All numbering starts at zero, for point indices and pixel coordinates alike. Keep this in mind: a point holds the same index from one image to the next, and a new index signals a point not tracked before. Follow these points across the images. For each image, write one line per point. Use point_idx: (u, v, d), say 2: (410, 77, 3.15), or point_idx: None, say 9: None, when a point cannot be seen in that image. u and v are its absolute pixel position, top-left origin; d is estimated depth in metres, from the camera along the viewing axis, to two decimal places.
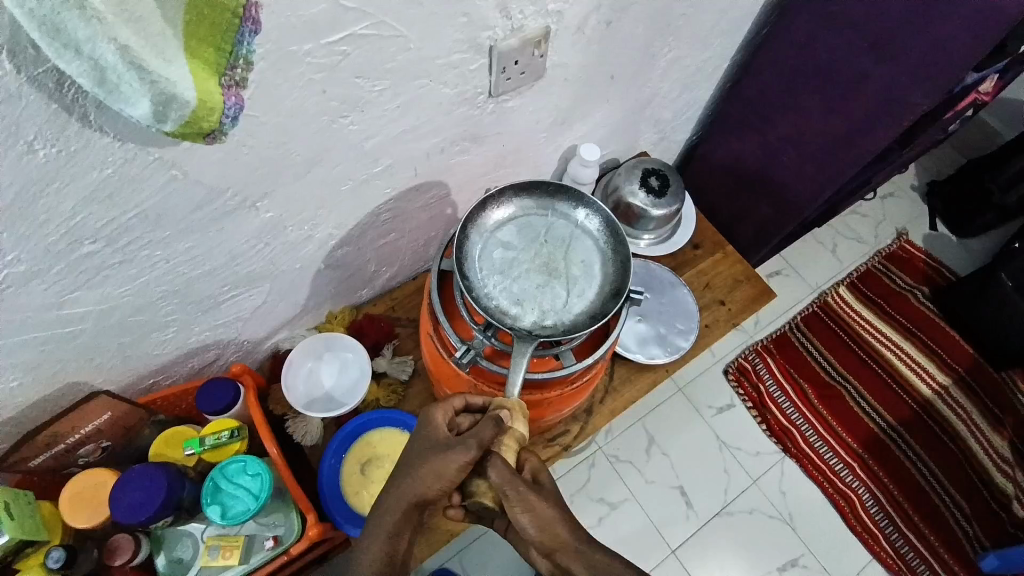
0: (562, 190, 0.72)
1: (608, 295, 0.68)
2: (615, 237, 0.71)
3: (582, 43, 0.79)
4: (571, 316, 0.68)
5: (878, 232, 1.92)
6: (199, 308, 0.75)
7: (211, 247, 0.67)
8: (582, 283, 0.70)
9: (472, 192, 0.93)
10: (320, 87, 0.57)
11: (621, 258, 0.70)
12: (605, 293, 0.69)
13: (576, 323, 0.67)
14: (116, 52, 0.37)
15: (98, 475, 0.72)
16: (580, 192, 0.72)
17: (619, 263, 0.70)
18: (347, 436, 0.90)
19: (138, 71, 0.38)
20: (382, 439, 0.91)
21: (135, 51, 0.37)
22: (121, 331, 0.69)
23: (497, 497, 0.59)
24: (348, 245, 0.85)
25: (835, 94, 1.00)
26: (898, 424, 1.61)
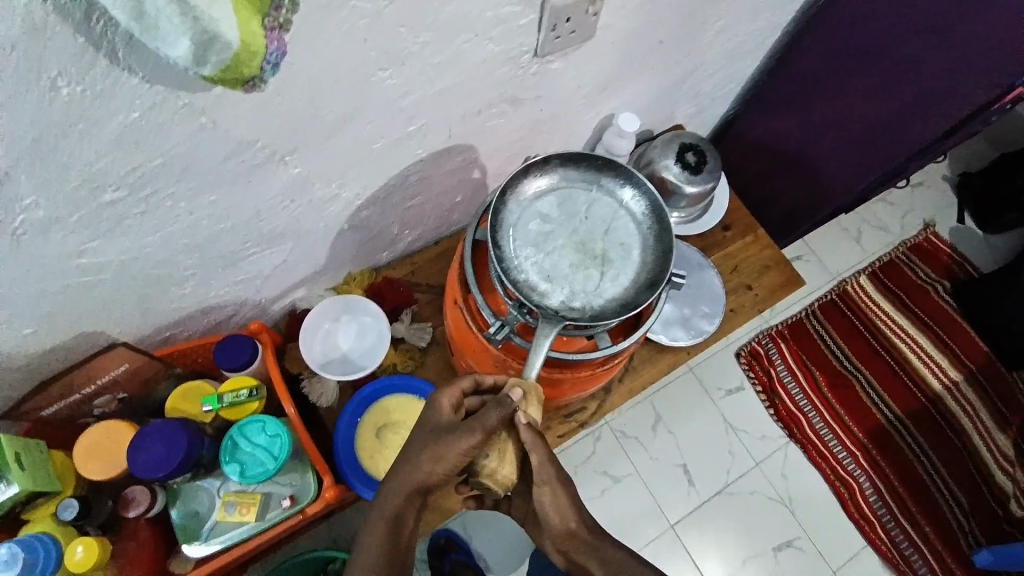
0: (611, 165, 0.67)
1: (642, 285, 0.64)
2: (660, 224, 0.66)
3: (636, 4, 0.73)
4: (600, 302, 0.64)
5: (904, 222, 1.87)
6: (219, 263, 0.72)
7: (236, 201, 0.64)
8: (618, 269, 0.66)
9: (502, 157, 0.89)
10: (361, 36, 0.53)
11: (662, 248, 0.66)
12: (639, 283, 0.65)
13: (604, 309, 0.64)
14: None
15: (114, 427, 0.71)
16: (630, 171, 0.67)
17: (660, 253, 0.66)
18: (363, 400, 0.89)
19: (180, 5, 0.34)
20: (398, 405, 0.90)
21: None
22: (140, 283, 0.67)
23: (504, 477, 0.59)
24: (373, 206, 0.81)
25: (890, 78, 0.94)
26: (905, 416, 1.61)
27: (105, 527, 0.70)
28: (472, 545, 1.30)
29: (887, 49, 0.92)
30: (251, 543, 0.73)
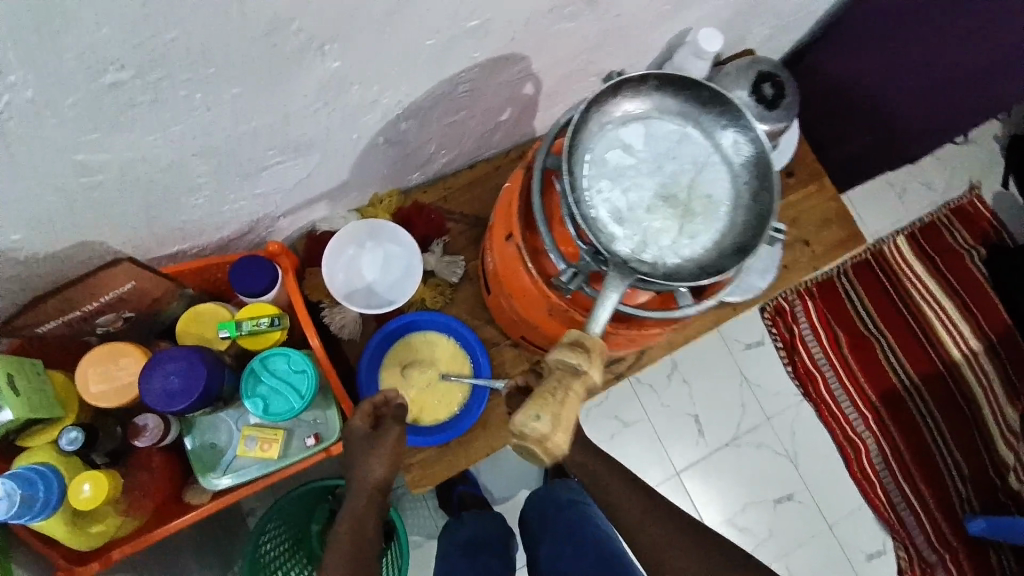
0: (718, 97, 0.54)
1: (727, 249, 0.53)
2: (762, 180, 0.53)
3: None
4: (676, 259, 0.53)
5: (950, 182, 1.76)
6: (238, 172, 0.62)
7: (263, 98, 0.52)
8: (702, 224, 0.54)
9: (562, 71, 0.76)
10: None
11: (761, 208, 0.53)
12: (725, 245, 0.54)
13: (679, 269, 0.53)
14: None
15: (118, 348, 0.63)
16: (739, 106, 0.53)
17: (756, 214, 0.53)
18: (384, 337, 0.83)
19: None
20: (424, 343, 0.84)
21: None
22: (148, 189, 0.57)
23: (557, 447, 0.39)
24: (414, 118, 0.70)
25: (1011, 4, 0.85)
26: (920, 382, 1.58)
27: (113, 455, 0.65)
28: (481, 478, 1.29)
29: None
30: (270, 479, 0.69)
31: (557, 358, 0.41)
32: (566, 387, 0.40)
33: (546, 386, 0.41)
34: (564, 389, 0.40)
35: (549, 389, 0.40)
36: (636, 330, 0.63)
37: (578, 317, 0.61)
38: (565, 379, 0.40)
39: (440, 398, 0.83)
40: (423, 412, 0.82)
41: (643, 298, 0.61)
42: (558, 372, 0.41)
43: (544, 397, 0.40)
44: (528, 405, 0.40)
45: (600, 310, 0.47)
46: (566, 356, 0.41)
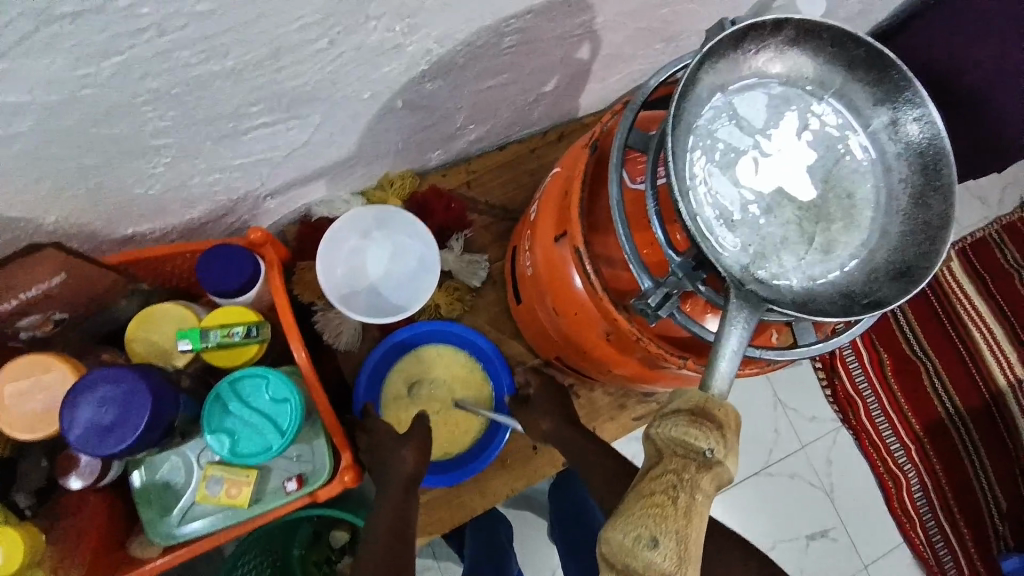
0: (875, 59, 0.39)
1: (879, 270, 0.38)
2: (929, 176, 0.39)
3: None
4: (807, 279, 0.38)
5: (1004, 196, 1.61)
6: (212, 132, 0.46)
7: (245, 22, 0.37)
8: (842, 232, 0.39)
9: (628, 32, 0.61)
10: None
11: (926, 215, 0.39)
12: (873, 264, 0.39)
13: (812, 294, 0.38)
14: None
15: (43, 360, 0.48)
16: (906, 72, 0.38)
17: (920, 224, 0.39)
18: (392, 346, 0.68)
19: None
20: (441, 359, 0.70)
21: None
22: (83, 145, 0.41)
23: None
24: (443, 78, 0.54)
25: None
26: (967, 412, 1.43)
27: (43, 495, 0.50)
28: None
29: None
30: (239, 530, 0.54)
31: (674, 440, 0.28)
32: (688, 492, 0.27)
33: (657, 492, 0.27)
34: (687, 494, 0.27)
35: (664, 493, 0.27)
36: None
37: (652, 345, 0.46)
38: (688, 477, 0.27)
39: (450, 429, 0.69)
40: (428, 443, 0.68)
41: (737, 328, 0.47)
42: (673, 464, 0.28)
43: (659, 511, 0.27)
44: (633, 520, 0.27)
45: (717, 367, 0.32)
46: (684, 438, 0.28)
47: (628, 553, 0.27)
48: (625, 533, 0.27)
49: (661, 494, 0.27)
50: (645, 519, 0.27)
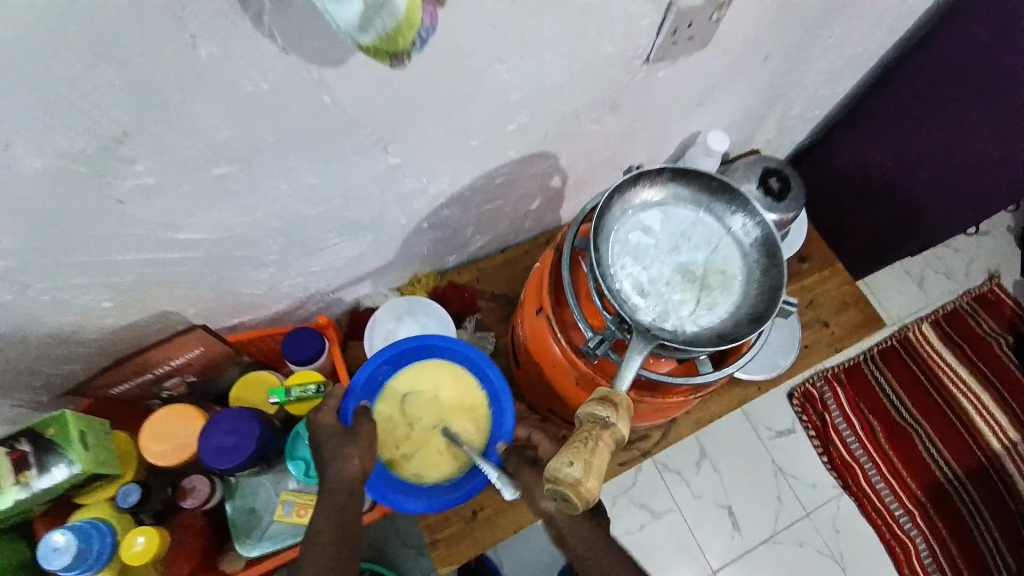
0: (726, 188, 0.60)
1: (743, 319, 0.57)
2: (771, 257, 0.59)
3: (756, 14, 0.69)
4: (695, 328, 0.57)
5: (969, 270, 1.77)
6: (302, 250, 0.70)
7: (333, 185, 0.61)
8: (717, 296, 0.59)
9: (586, 166, 0.86)
10: (490, 24, 0.50)
11: (772, 281, 0.58)
12: (739, 316, 0.58)
13: (698, 337, 0.57)
14: None
15: (177, 411, 0.68)
16: (745, 194, 0.60)
17: (768, 287, 0.58)
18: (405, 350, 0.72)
19: None
20: (448, 377, 0.72)
21: None
22: (225, 263, 0.65)
23: (585, 495, 0.42)
24: (455, 205, 0.79)
25: (1000, 108, 0.90)
26: (963, 475, 1.51)
27: (160, 515, 0.67)
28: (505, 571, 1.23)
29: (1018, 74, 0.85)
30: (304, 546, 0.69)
31: (597, 407, 0.46)
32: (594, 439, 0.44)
33: (576, 438, 0.44)
34: (599, 441, 0.45)
35: (588, 435, 0.45)
36: (662, 398, 0.65)
37: (604, 382, 0.64)
38: (599, 431, 0.45)
39: (428, 453, 0.69)
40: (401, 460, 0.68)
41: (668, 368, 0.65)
42: (588, 424, 0.45)
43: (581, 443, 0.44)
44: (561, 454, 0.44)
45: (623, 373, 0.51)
46: (596, 410, 0.46)
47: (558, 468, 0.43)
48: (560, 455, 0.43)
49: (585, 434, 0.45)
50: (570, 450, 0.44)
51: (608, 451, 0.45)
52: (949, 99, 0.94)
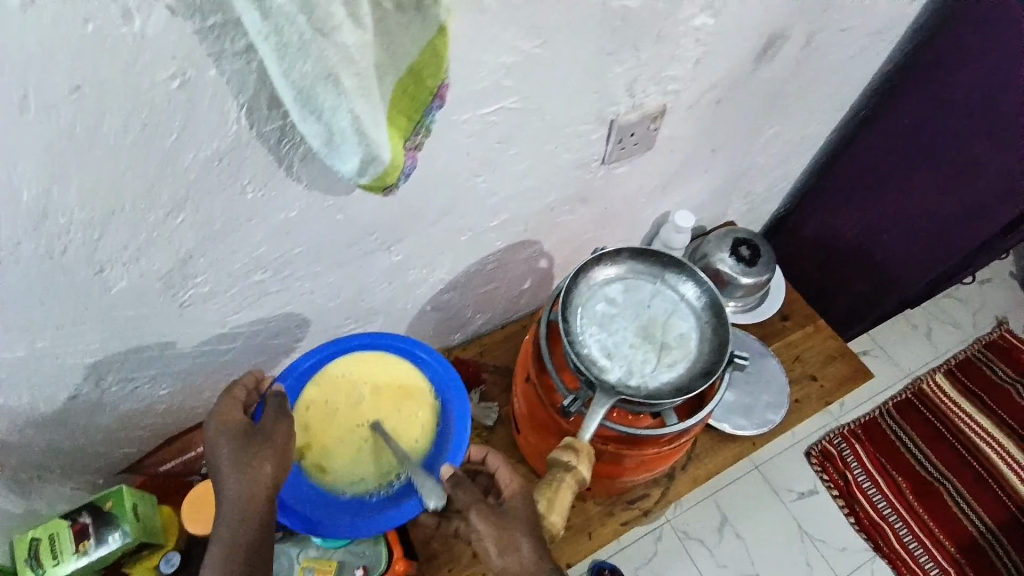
0: (675, 262, 0.72)
1: (698, 373, 0.67)
2: (718, 319, 0.70)
3: (694, 118, 0.82)
4: (657, 383, 0.66)
5: (976, 319, 1.77)
6: (323, 337, 0.82)
7: (349, 282, 0.74)
8: (675, 354, 0.69)
9: (568, 249, 0.98)
10: (467, 151, 0.65)
11: (720, 339, 0.69)
12: (695, 371, 0.67)
13: (659, 391, 0.65)
14: (351, 121, 0.42)
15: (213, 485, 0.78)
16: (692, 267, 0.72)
17: (718, 345, 0.68)
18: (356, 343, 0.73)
19: (360, 137, 0.44)
20: (394, 377, 0.72)
21: (365, 121, 0.43)
22: (260, 352, 0.77)
23: (552, 526, 0.59)
24: (454, 289, 0.91)
25: (947, 172, 0.97)
26: (997, 528, 1.46)
27: None
28: None
29: (960, 139, 0.93)
30: None
31: (551, 465, 0.60)
32: (555, 486, 0.60)
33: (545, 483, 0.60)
34: (524, 515, 0.58)
35: (512, 511, 0.58)
36: (641, 451, 0.72)
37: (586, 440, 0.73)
38: (523, 506, 0.59)
39: (354, 459, 0.68)
40: (325, 463, 0.67)
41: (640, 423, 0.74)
42: (554, 470, 0.60)
43: (508, 518, 0.58)
44: (539, 492, 0.60)
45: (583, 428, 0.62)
46: (559, 459, 0.61)
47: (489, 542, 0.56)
48: (488, 530, 0.56)
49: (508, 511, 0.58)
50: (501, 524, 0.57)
51: (572, 491, 0.60)
52: (903, 167, 1.03)
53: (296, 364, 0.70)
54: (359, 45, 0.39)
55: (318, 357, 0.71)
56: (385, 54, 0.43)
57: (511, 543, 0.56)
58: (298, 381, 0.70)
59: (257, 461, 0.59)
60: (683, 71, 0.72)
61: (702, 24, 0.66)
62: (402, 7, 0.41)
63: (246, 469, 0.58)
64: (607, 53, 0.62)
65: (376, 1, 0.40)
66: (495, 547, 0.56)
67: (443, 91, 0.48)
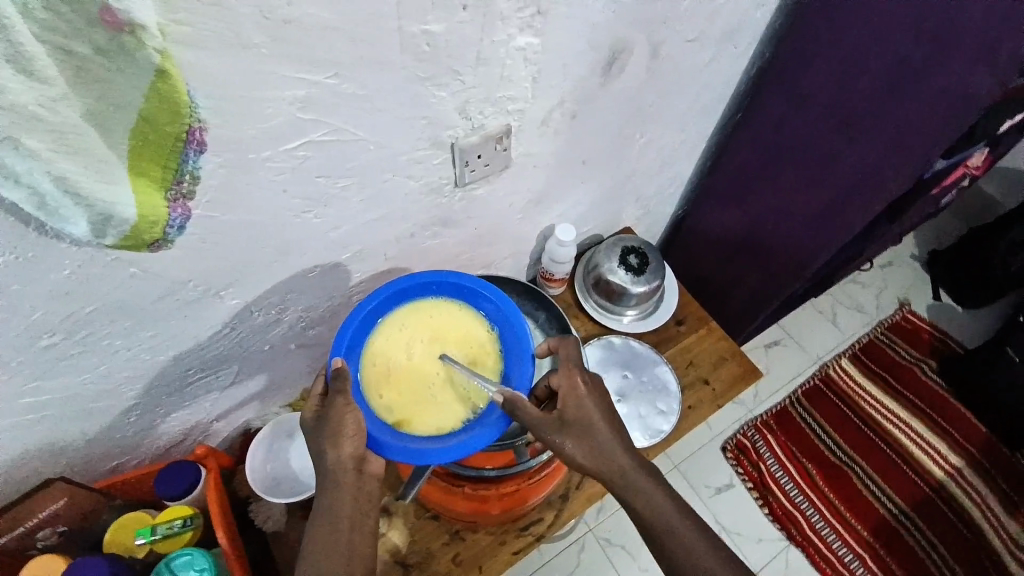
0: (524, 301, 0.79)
1: None
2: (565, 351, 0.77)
3: (549, 135, 0.79)
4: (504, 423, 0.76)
5: (879, 302, 1.74)
6: (166, 391, 0.76)
7: (175, 334, 0.68)
8: None
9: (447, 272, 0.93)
10: (281, 187, 0.59)
11: None
12: None
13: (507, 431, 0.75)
14: (54, 184, 0.39)
15: (55, 560, 0.71)
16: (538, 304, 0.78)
17: None
18: (422, 287, 0.70)
19: (76, 198, 0.40)
20: (458, 320, 0.71)
21: (74, 181, 0.39)
22: (85, 416, 0.70)
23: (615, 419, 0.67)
24: (320, 324, 0.84)
25: (808, 171, 0.93)
26: (910, 508, 1.45)
27: None
28: None
29: (811, 139, 0.90)
30: None
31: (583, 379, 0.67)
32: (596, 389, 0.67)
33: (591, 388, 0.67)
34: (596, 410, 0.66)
35: (582, 422, 0.65)
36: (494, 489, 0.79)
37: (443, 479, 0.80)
38: (600, 413, 0.66)
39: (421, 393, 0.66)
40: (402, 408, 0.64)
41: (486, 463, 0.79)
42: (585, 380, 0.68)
43: (584, 430, 0.65)
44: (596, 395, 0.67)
45: (408, 490, 0.67)
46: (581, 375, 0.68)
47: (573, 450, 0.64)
48: (568, 432, 0.64)
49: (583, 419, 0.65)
50: (579, 436, 0.64)
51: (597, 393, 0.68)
52: (768, 169, 1.00)
53: (362, 306, 0.67)
54: (52, 101, 0.35)
55: (382, 301, 0.68)
56: (99, 102, 0.37)
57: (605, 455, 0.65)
58: (358, 328, 0.67)
59: (342, 433, 0.60)
60: (521, 91, 0.69)
61: (526, 44, 0.63)
62: (107, 54, 0.35)
63: (337, 438, 0.60)
64: (425, 79, 0.59)
65: (67, 49, 0.34)
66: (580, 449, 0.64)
67: (200, 136, 0.44)
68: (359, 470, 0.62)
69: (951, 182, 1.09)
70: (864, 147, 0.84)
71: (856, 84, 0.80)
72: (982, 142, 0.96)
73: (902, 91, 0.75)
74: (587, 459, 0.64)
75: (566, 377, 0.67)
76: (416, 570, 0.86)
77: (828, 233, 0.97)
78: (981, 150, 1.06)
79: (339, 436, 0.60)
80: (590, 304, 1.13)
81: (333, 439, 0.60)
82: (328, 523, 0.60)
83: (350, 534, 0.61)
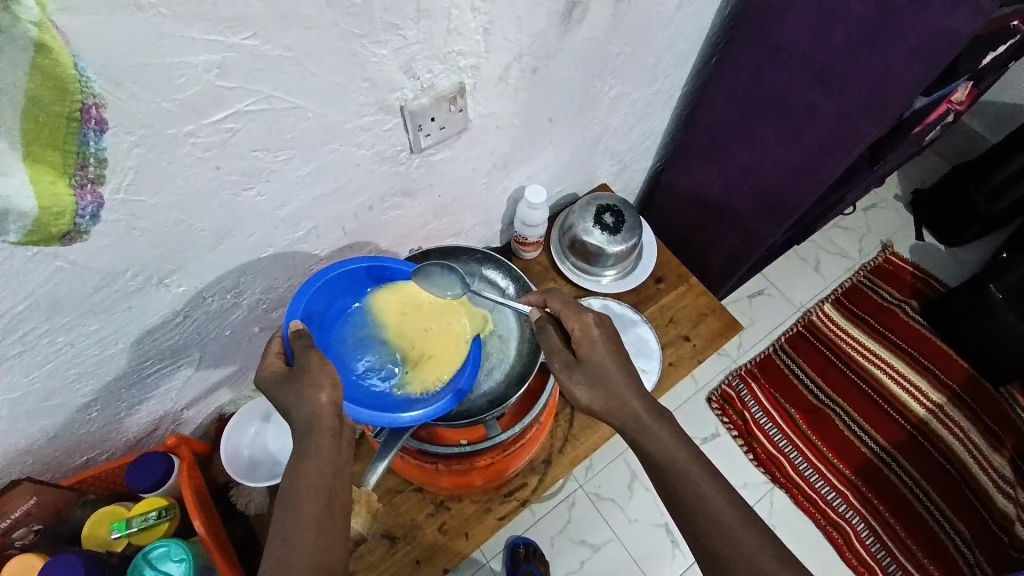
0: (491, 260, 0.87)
1: (512, 381, 0.78)
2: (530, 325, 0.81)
3: (508, 93, 0.74)
4: (470, 403, 0.77)
5: (862, 245, 1.73)
6: (125, 384, 0.73)
7: (121, 326, 0.64)
8: (495, 364, 0.79)
9: (413, 242, 0.89)
10: (212, 164, 0.55)
11: (533, 344, 0.80)
12: (510, 378, 0.78)
13: (473, 408, 0.76)
14: None
15: (35, 559, 0.68)
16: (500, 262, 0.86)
17: (529, 350, 0.80)
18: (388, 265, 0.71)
19: None
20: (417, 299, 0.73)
21: None
22: (41, 414, 0.68)
23: (593, 362, 0.64)
24: (283, 306, 0.81)
25: (785, 126, 0.89)
26: (891, 446, 1.48)
27: None
28: None
29: (791, 89, 0.85)
30: None
31: (589, 316, 0.65)
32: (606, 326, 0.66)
33: (602, 327, 0.65)
34: (605, 343, 0.64)
35: (592, 364, 0.64)
36: (468, 465, 0.78)
37: (415, 460, 0.79)
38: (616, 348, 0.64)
39: (387, 356, 0.70)
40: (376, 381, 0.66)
41: (462, 437, 0.77)
42: (595, 317, 0.65)
43: (596, 374, 0.63)
44: (608, 334, 0.65)
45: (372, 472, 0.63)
46: (587, 312, 0.66)
47: (579, 388, 0.64)
48: (583, 377, 0.64)
49: (596, 360, 0.64)
50: (590, 377, 0.63)
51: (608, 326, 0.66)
52: (743, 122, 0.96)
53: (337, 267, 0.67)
54: None
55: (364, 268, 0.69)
56: None
57: (617, 400, 0.63)
58: (335, 281, 0.67)
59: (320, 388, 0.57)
60: (472, 45, 0.64)
61: None
62: None
63: (317, 394, 0.57)
64: (360, 37, 0.53)
65: None
66: (588, 389, 0.63)
67: (97, 113, 0.39)
68: (342, 424, 0.58)
69: (937, 119, 1.05)
70: (842, 96, 0.80)
71: (833, 32, 0.75)
72: (967, 74, 0.92)
73: (879, 38, 0.71)
74: (595, 400, 0.63)
75: (567, 317, 0.66)
76: (402, 541, 0.86)
77: (804, 187, 0.94)
78: (965, 84, 1.02)
79: (317, 391, 0.57)
80: (567, 266, 1.09)
81: (297, 387, 0.57)
82: (312, 466, 0.55)
83: (335, 485, 0.56)
